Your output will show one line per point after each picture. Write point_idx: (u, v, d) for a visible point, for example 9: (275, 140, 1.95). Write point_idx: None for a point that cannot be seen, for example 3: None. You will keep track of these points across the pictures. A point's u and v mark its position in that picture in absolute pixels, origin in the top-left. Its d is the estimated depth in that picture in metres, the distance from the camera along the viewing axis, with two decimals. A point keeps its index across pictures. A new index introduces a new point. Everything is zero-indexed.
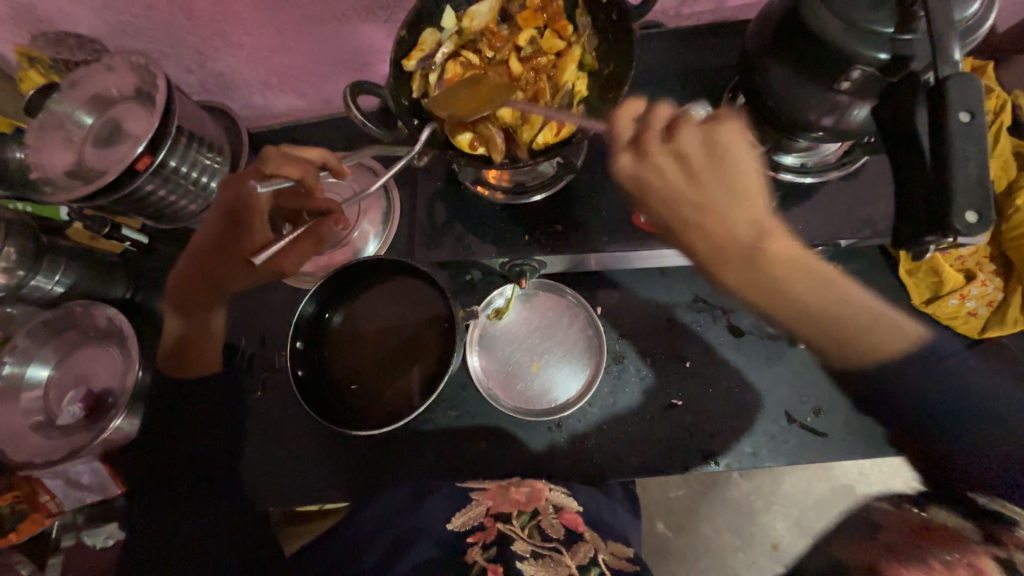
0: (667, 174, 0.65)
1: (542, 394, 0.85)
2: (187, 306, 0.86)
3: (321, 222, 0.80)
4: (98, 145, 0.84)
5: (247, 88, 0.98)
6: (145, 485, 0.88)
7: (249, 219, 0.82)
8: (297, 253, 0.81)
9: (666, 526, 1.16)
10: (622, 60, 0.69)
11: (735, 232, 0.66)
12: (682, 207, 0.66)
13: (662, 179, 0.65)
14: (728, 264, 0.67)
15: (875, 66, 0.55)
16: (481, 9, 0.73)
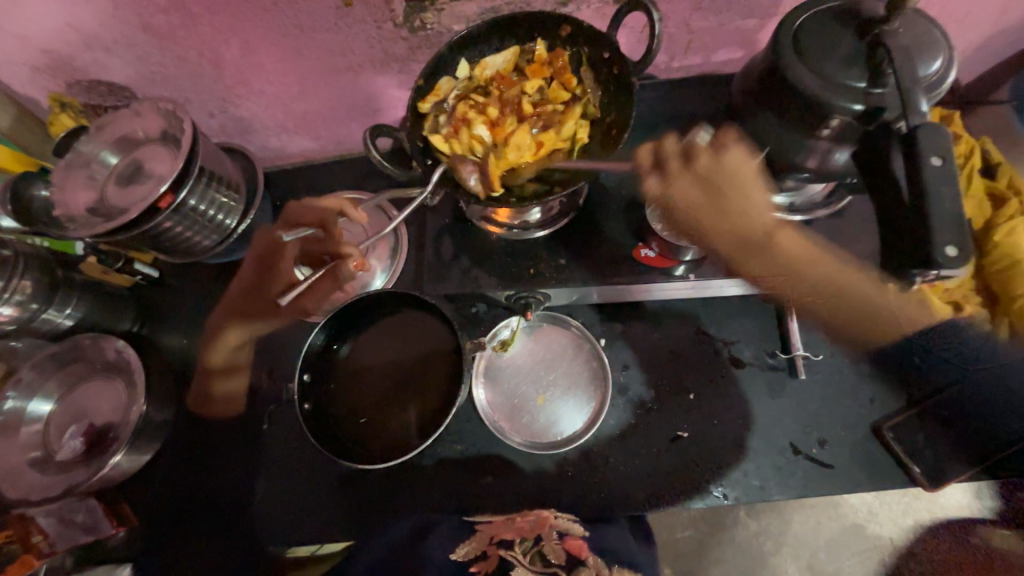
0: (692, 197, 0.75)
1: (548, 427, 0.85)
2: (212, 350, 0.92)
3: (339, 265, 0.83)
4: (120, 183, 0.87)
5: (265, 131, 1.03)
6: (142, 524, 0.86)
7: (279, 263, 0.89)
8: (320, 294, 0.87)
9: (675, 570, 1.12)
10: (623, 109, 0.75)
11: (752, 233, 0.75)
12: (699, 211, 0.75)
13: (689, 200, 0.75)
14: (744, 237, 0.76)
15: (851, 116, 0.60)
16: (495, 61, 0.79)
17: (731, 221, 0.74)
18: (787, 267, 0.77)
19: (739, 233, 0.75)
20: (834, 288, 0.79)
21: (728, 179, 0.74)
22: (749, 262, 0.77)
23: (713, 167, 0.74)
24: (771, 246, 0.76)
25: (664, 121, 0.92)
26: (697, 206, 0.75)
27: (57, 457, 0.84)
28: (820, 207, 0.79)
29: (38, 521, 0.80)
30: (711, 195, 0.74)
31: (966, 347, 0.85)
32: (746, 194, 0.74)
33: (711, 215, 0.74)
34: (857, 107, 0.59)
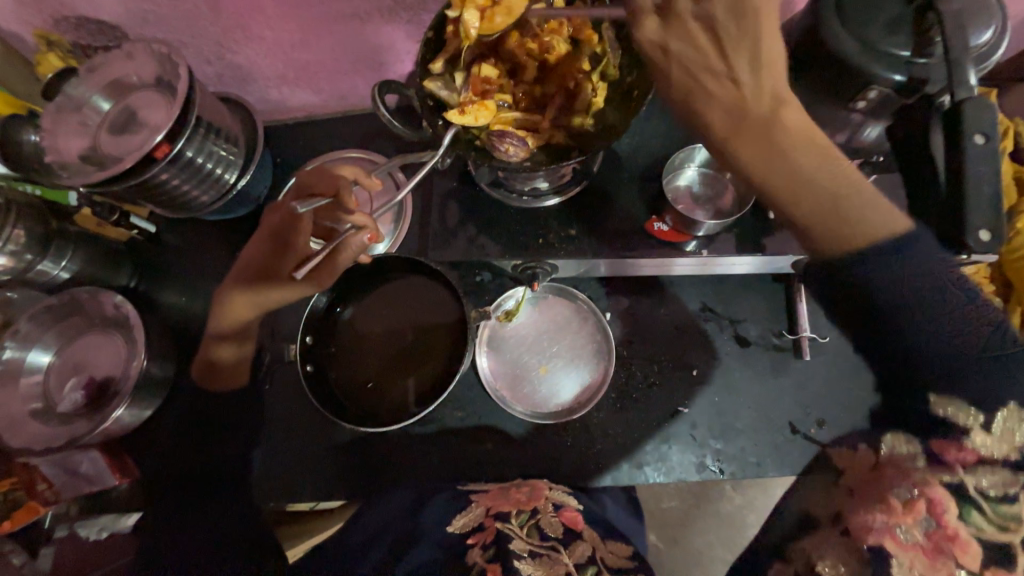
0: (694, 38, 0.58)
1: (550, 398, 0.86)
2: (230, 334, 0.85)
3: (352, 237, 0.71)
4: (113, 131, 0.83)
5: (264, 81, 0.98)
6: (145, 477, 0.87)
7: (291, 237, 0.79)
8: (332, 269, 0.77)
9: (659, 537, 1.17)
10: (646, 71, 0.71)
11: (748, 101, 0.58)
12: (692, 55, 0.58)
13: (687, 44, 0.58)
14: (745, 109, 0.58)
15: (890, 87, 0.57)
16: None
17: (737, 83, 0.58)
18: (771, 162, 0.58)
19: (733, 107, 0.58)
20: (827, 186, 0.57)
21: (737, 23, 0.57)
22: (745, 153, 0.59)
23: (733, 13, 0.57)
24: (774, 126, 0.58)
25: None
26: (700, 59, 0.59)
27: (59, 408, 0.84)
28: None
29: (42, 471, 0.81)
30: (710, 41, 0.58)
31: None
32: (756, 44, 0.57)
33: (713, 75, 0.59)
34: (898, 78, 0.56)
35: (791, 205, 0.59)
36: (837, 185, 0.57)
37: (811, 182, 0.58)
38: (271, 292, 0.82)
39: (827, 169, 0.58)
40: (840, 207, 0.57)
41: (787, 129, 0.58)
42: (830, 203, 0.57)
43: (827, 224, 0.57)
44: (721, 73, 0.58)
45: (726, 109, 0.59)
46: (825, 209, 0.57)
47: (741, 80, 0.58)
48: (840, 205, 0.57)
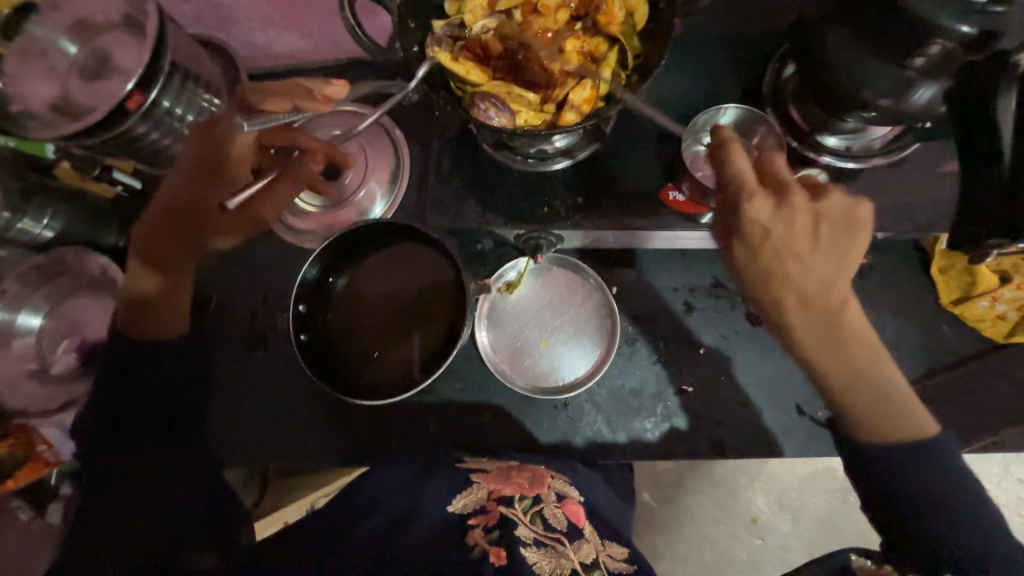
0: (796, 230, 0.56)
1: (549, 372, 0.83)
2: (151, 254, 0.75)
3: (300, 161, 0.78)
4: (84, 77, 0.76)
5: (248, 23, 0.89)
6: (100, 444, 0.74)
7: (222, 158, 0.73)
8: (277, 202, 0.78)
9: (652, 496, 1.20)
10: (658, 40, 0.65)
11: (828, 296, 0.57)
12: (796, 269, 0.56)
13: (790, 242, 0.55)
14: (824, 323, 0.57)
15: (957, 41, 0.49)
16: None
17: (823, 281, 0.57)
18: (827, 353, 0.58)
19: (805, 299, 0.57)
20: (884, 411, 0.59)
21: (823, 228, 0.56)
22: (805, 337, 0.58)
23: (836, 227, 0.56)
24: (838, 324, 0.57)
25: (708, 44, 0.80)
26: (789, 245, 0.56)
27: (52, 370, 0.84)
28: (877, 156, 0.70)
29: (42, 431, 0.81)
30: (833, 238, 0.56)
31: (1002, 321, 0.78)
32: (848, 263, 0.57)
33: (796, 260, 0.56)
34: (965, 29, 0.48)
35: (858, 400, 0.59)
36: (891, 398, 0.59)
37: (836, 373, 0.59)
38: (195, 222, 0.77)
39: (880, 377, 0.59)
40: (873, 406, 0.59)
41: (844, 321, 0.57)
42: (875, 411, 0.59)
43: (875, 422, 0.59)
44: (824, 278, 0.56)
45: (803, 307, 0.57)
46: (847, 391, 0.59)
47: (823, 290, 0.57)
48: (884, 403, 0.59)
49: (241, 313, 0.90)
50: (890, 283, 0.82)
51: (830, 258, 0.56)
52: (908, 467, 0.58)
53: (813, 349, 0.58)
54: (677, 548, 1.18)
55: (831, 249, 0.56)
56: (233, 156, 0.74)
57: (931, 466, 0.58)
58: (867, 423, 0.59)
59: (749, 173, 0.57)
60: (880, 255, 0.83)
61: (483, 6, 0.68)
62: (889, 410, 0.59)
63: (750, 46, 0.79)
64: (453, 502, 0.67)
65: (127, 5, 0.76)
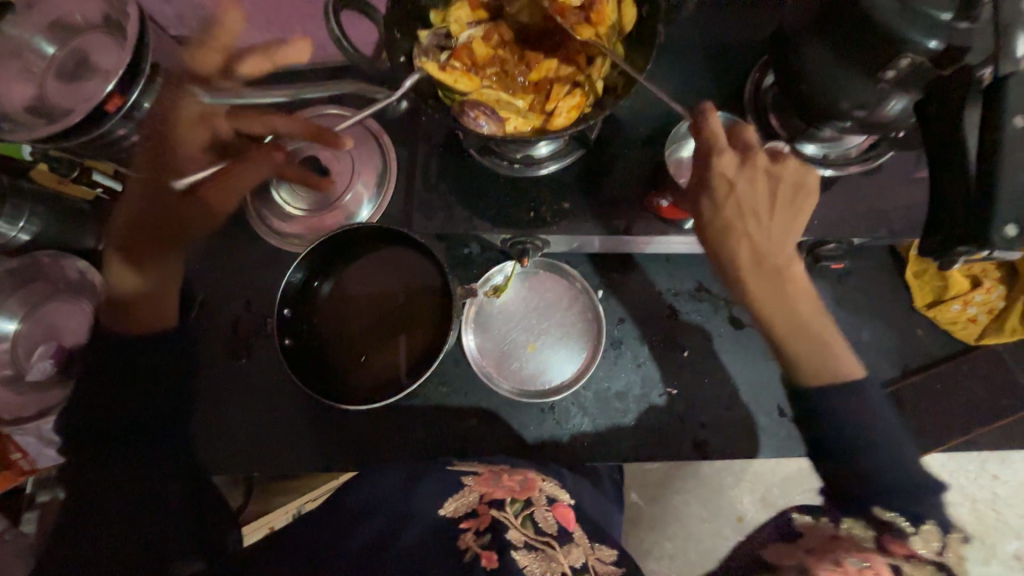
0: (757, 189, 0.62)
1: (536, 375, 0.84)
2: (134, 257, 0.77)
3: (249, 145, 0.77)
4: (62, 78, 0.75)
5: (233, 25, 0.89)
6: (82, 451, 0.73)
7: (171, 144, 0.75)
8: (231, 187, 0.75)
9: (640, 496, 1.21)
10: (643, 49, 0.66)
11: (779, 251, 0.64)
12: (753, 224, 0.63)
13: (749, 198, 0.62)
14: (773, 274, 0.64)
15: (925, 56, 0.52)
16: None
17: (771, 236, 0.63)
18: (775, 306, 0.64)
19: (758, 255, 0.63)
20: (817, 351, 0.65)
21: (781, 188, 0.63)
22: (758, 291, 0.64)
23: (792, 189, 0.63)
24: (785, 278, 0.64)
25: (692, 52, 0.82)
26: (749, 205, 0.62)
27: (28, 378, 0.81)
28: (854, 163, 0.72)
29: (16, 440, 0.79)
30: (784, 197, 0.63)
31: (973, 324, 0.81)
32: (795, 220, 0.63)
33: (756, 219, 0.62)
34: (932, 44, 0.51)
35: (795, 343, 0.65)
36: (830, 346, 0.65)
37: (780, 321, 0.65)
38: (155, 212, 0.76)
39: (819, 326, 0.66)
40: (812, 348, 0.65)
41: (787, 274, 0.65)
42: (817, 358, 0.64)
43: (809, 366, 0.64)
44: (777, 233, 0.63)
45: (755, 257, 0.64)
46: (793, 334, 0.65)
47: (774, 244, 0.63)
48: (826, 350, 0.64)
49: (224, 317, 0.89)
50: (867, 287, 0.84)
51: (782, 217, 0.63)
52: (841, 403, 0.62)
53: (762, 298, 0.64)
54: (663, 547, 1.20)
55: (783, 207, 0.63)
56: (181, 139, 0.75)
57: (858, 403, 0.62)
58: (802, 366, 0.65)
59: (715, 127, 0.61)
60: (858, 260, 0.85)
61: (469, 17, 0.69)
62: (830, 360, 0.64)
63: (733, 55, 0.81)
64: (444, 505, 0.67)
65: (107, 6, 0.75)
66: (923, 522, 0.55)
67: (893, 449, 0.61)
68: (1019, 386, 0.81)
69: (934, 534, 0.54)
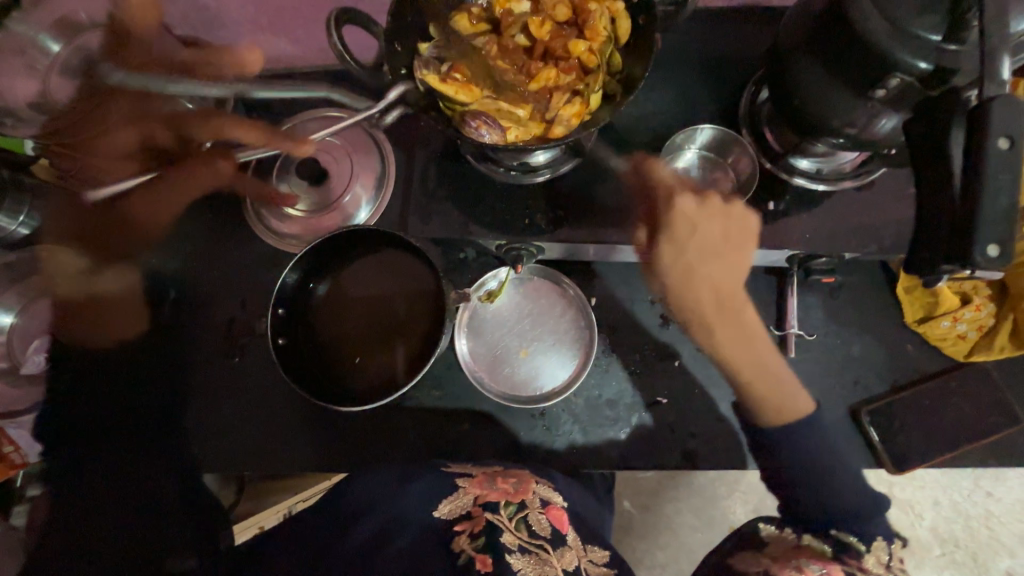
0: (711, 230, 0.72)
1: (528, 381, 0.84)
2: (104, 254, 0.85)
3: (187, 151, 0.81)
4: (67, 75, 0.75)
5: (237, 26, 0.90)
6: (74, 439, 0.82)
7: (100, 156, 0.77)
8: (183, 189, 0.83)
9: (632, 504, 1.21)
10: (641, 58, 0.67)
11: (730, 291, 0.74)
12: (707, 264, 0.72)
13: (705, 239, 0.72)
14: (725, 310, 0.74)
15: (914, 76, 0.52)
16: None
17: (724, 276, 0.73)
18: (727, 342, 0.74)
19: (710, 296, 0.74)
20: (770, 386, 0.72)
21: (733, 230, 0.71)
22: (713, 329, 0.74)
23: (742, 232, 0.71)
24: (733, 316, 0.75)
25: (690, 64, 0.83)
26: (705, 244, 0.72)
27: (23, 370, 0.83)
28: (848, 178, 0.73)
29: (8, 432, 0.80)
30: (736, 241, 0.71)
31: (962, 341, 0.81)
32: (744, 265, 0.72)
33: (710, 258, 0.72)
34: (921, 66, 0.50)
35: (751, 384, 0.73)
36: (779, 381, 0.73)
37: (732, 356, 0.74)
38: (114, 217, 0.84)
39: (769, 362, 0.74)
40: (763, 386, 0.73)
41: (738, 315, 0.75)
42: (767, 392, 0.72)
43: (766, 411, 0.71)
44: (731, 273, 0.73)
45: (707, 297, 0.74)
46: (746, 372, 0.74)
47: (727, 283, 0.73)
48: (775, 389, 0.72)
49: (218, 315, 0.89)
50: (858, 301, 0.85)
51: (737, 255, 0.72)
52: (796, 437, 0.69)
53: (716, 334, 0.74)
54: (655, 556, 1.20)
55: (738, 248, 0.72)
56: (108, 151, 0.77)
57: (809, 439, 0.69)
58: (763, 411, 0.72)
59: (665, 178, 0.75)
60: (850, 274, 0.85)
61: (467, 26, 0.70)
62: (778, 397, 0.72)
63: (730, 68, 0.82)
64: (442, 504, 0.68)
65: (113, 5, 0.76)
66: (874, 540, 0.65)
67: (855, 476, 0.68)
68: (1009, 404, 0.81)
69: (881, 548, 0.64)
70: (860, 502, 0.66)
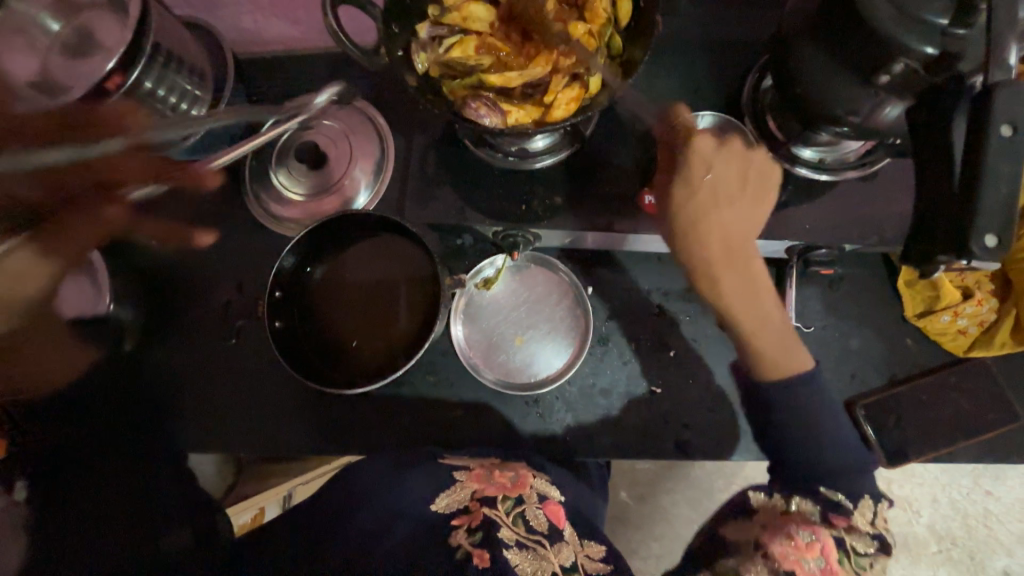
0: (727, 172, 0.68)
1: (522, 368, 0.84)
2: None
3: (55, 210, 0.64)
4: (66, 53, 0.75)
5: (236, 7, 0.89)
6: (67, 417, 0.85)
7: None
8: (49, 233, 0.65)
9: (629, 494, 1.22)
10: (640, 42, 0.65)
11: (746, 238, 0.68)
12: (725, 206, 0.67)
13: (722, 180, 0.67)
14: (740, 260, 0.69)
15: (920, 62, 0.51)
16: None
17: (743, 221, 0.68)
18: (739, 292, 0.69)
19: (728, 241, 0.67)
20: (777, 339, 0.69)
21: (751, 173, 0.68)
22: (723, 276, 0.69)
23: (760, 175, 0.69)
24: (749, 265, 0.69)
25: (694, 50, 0.81)
26: (723, 186, 0.67)
27: None
28: (851, 168, 0.71)
29: None
30: (750, 186, 0.68)
31: (962, 336, 0.81)
32: (759, 212, 0.68)
33: (726, 202, 0.67)
34: (929, 50, 0.50)
35: (758, 334, 0.69)
36: (784, 336, 0.70)
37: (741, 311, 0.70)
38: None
39: (776, 318, 0.71)
40: (768, 338, 0.69)
41: (753, 265, 0.69)
42: (772, 344, 0.69)
43: (770, 362, 0.69)
44: (746, 220, 0.68)
45: (727, 243, 0.68)
46: (755, 325, 0.70)
47: (740, 231, 0.68)
48: (784, 340, 0.69)
49: (216, 298, 0.90)
50: (858, 294, 0.84)
51: (750, 202, 0.68)
52: (794, 396, 0.67)
53: (731, 284, 0.69)
54: (650, 546, 1.21)
55: (750, 195, 0.68)
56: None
57: (808, 394, 0.68)
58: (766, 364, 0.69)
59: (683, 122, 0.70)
60: (849, 267, 0.84)
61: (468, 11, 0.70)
62: (784, 350, 0.69)
63: (734, 55, 0.81)
64: (440, 498, 0.68)
65: None
66: (861, 498, 0.64)
67: (844, 447, 0.67)
68: (1008, 400, 0.80)
69: (867, 508, 0.63)
70: (848, 464, 0.66)
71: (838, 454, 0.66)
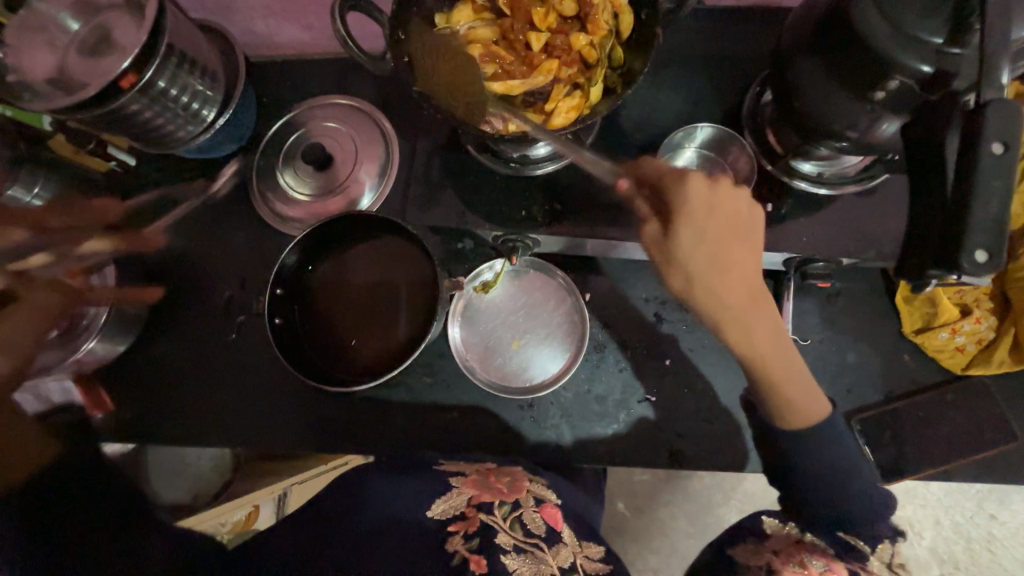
0: (719, 216, 0.57)
1: (518, 372, 0.85)
2: None
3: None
4: (83, 52, 0.77)
5: (249, 11, 0.91)
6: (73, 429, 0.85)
7: None
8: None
9: (626, 506, 1.21)
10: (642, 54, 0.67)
11: (746, 288, 0.59)
12: (722, 254, 0.58)
13: (716, 225, 0.57)
14: (747, 310, 0.59)
15: (915, 79, 0.51)
16: None
17: (739, 272, 0.58)
18: (750, 346, 0.60)
19: (732, 294, 0.58)
20: (795, 384, 0.64)
21: (741, 214, 0.58)
22: (733, 332, 0.60)
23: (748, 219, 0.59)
24: (755, 316, 0.60)
25: (695, 64, 0.82)
26: (720, 231, 0.57)
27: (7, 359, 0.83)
28: (850, 182, 0.73)
29: None
30: (743, 229, 0.58)
31: (960, 353, 0.80)
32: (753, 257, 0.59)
33: (725, 252, 0.58)
34: (925, 68, 0.50)
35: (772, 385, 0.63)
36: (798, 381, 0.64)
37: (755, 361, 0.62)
38: None
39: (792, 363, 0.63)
40: (786, 385, 0.63)
41: (757, 314, 0.60)
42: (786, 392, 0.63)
43: (787, 407, 0.64)
44: (742, 268, 0.59)
45: (727, 296, 0.58)
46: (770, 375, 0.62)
47: (739, 280, 0.59)
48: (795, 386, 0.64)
49: (219, 294, 0.91)
50: (856, 308, 0.84)
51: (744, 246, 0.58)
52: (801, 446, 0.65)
53: (738, 338, 0.60)
54: (647, 559, 1.20)
55: (742, 240, 0.58)
56: None
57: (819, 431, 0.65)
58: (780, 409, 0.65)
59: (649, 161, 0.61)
60: (847, 281, 0.84)
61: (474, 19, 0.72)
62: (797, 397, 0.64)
63: (734, 70, 0.82)
64: (435, 505, 0.67)
65: None
66: (879, 541, 0.66)
67: (864, 483, 0.66)
68: (1006, 419, 0.80)
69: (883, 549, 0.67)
70: (866, 508, 0.65)
71: (848, 482, 0.65)
